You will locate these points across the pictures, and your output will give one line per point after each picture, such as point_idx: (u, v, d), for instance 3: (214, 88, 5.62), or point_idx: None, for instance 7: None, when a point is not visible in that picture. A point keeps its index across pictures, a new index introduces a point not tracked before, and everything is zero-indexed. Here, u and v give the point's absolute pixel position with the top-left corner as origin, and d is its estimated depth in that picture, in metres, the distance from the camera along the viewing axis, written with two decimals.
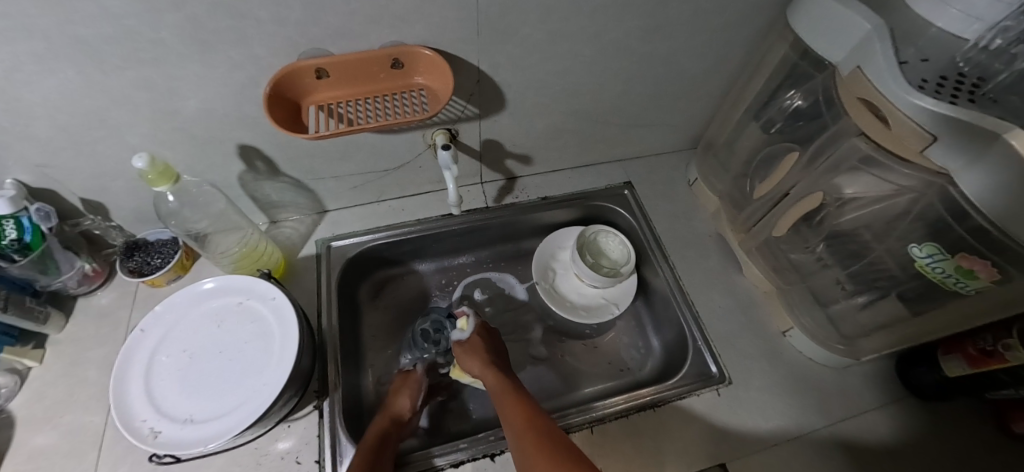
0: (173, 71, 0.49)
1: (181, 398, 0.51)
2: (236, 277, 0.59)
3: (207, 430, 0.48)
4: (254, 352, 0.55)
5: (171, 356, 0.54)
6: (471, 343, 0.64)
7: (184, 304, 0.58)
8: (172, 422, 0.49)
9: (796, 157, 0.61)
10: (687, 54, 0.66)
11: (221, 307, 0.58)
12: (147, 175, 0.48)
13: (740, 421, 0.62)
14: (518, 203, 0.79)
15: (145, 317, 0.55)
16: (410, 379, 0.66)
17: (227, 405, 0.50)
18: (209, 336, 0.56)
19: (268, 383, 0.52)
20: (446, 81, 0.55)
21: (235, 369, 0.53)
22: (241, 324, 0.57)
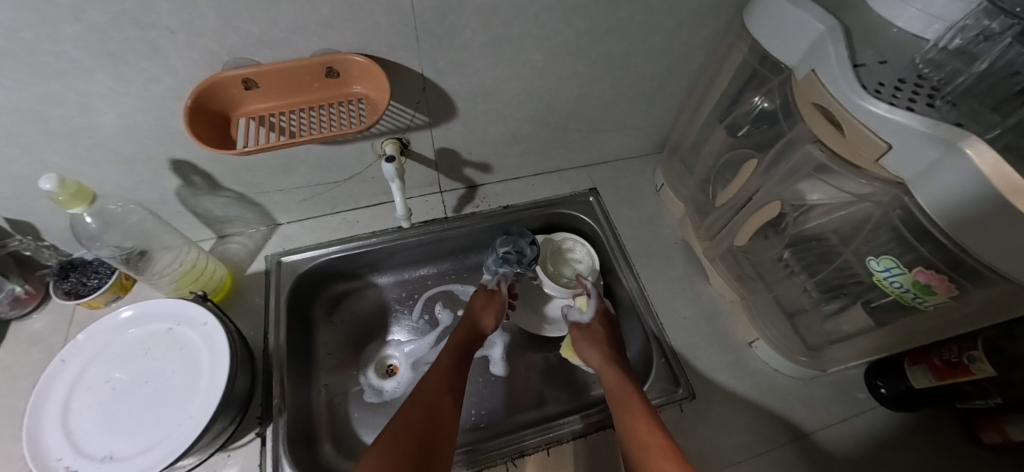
0: (84, 86, 0.46)
1: (100, 435, 0.48)
2: (166, 301, 0.56)
3: (124, 470, 0.45)
4: (182, 381, 0.52)
5: (94, 388, 0.51)
6: (592, 329, 0.65)
7: (110, 332, 0.55)
8: (89, 461, 0.46)
9: (756, 164, 0.59)
10: (645, 57, 0.64)
11: (149, 333, 0.55)
12: (58, 196, 0.46)
13: (703, 438, 0.60)
14: (479, 212, 0.76)
15: (65, 347, 0.52)
16: (496, 300, 0.70)
17: (149, 441, 0.47)
18: (136, 365, 0.53)
19: (193, 416, 0.49)
20: (384, 89, 0.52)
21: (161, 400, 0.50)
22: (169, 351, 0.54)
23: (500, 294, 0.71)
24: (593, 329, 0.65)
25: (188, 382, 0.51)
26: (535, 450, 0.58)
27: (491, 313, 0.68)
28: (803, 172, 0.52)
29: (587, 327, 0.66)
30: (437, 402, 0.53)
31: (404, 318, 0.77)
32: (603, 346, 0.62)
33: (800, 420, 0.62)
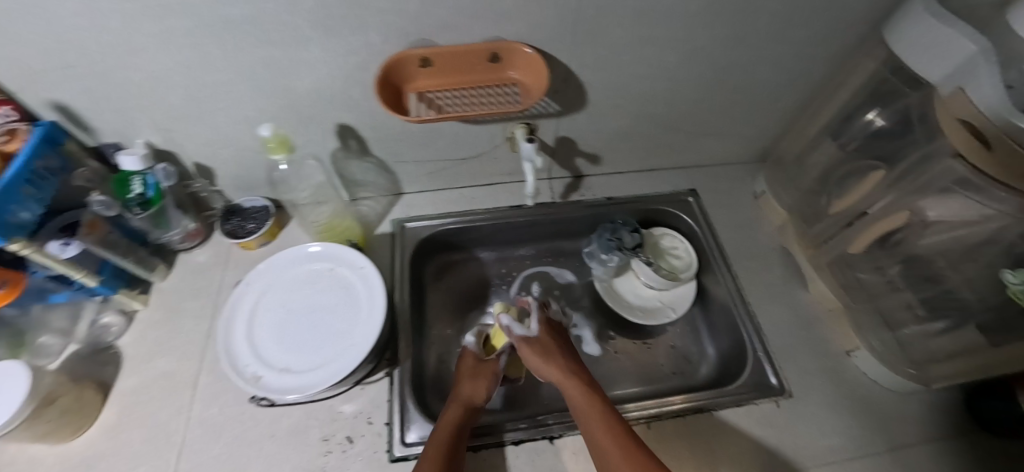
0: (295, 53, 0.54)
1: (277, 350, 0.56)
2: (329, 245, 0.64)
3: (301, 380, 0.54)
4: (342, 315, 0.60)
5: (270, 310, 0.60)
6: (543, 341, 0.64)
7: (281, 265, 0.64)
8: (270, 370, 0.54)
9: (882, 175, 0.61)
10: (770, 66, 0.67)
11: (313, 271, 0.64)
12: (269, 143, 0.54)
13: (795, 435, 0.61)
14: (584, 201, 0.81)
15: (249, 273, 0.62)
16: (487, 366, 0.64)
17: (319, 360, 0.56)
18: (302, 296, 0.62)
19: (356, 344, 0.56)
20: (543, 81, 0.59)
21: (326, 328, 0.59)
22: (330, 288, 0.62)
23: (494, 361, 0.66)
24: (545, 343, 0.64)
25: (348, 316, 0.59)
26: (636, 423, 0.63)
27: (546, 342, 0.64)
28: (935, 186, 0.54)
29: (540, 341, 0.64)
30: (460, 429, 0.54)
31: (502, 292, 0.83)
32: (562, 354, 0.62)
33: (900, 433, 0.61)
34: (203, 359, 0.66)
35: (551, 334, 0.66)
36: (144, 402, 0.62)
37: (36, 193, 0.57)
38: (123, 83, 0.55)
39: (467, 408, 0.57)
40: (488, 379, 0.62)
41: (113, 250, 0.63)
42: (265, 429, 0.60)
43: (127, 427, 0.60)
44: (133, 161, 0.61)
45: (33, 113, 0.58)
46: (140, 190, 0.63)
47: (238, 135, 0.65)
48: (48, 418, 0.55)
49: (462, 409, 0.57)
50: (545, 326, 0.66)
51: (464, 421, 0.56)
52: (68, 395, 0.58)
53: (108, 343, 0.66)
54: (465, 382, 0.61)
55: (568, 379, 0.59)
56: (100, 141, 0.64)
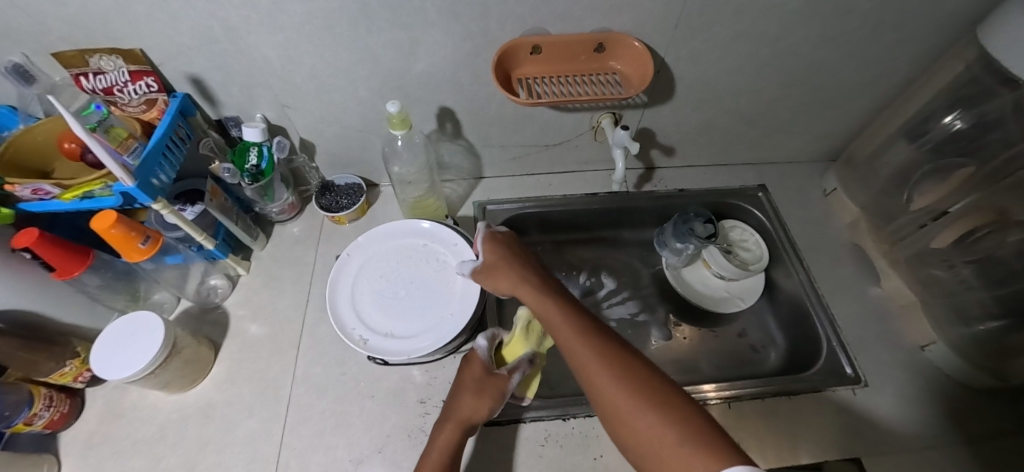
0: (419, 36, 0.58)
1: (379, 316, 0.60)
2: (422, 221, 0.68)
3: (406, 345, 0.57)
4: (437, 287, 0.64)
5: (370, 279, 0.64)
6: (489, 259, 0.59)
7: (377, 238, 0.67)
8: (376, 334, 0.58)
9: (971, 173, 0.64)
10: (854, 67, 0.69)
11: (407, 245, 0.67)
12: (392, 119, 0.57)
13: (872, 421, 0.63)
14: (657, 191, 0.85)
15: (351, 243, 0.65)
16: (495, 381, 0.57)
17: (420, 327, 0.59)
18: (399, 267, 0.65)
19: (453, 314, 0.60)
20: (645, 71, 0.61)
21: (422, 298, 0.62)
22: (425, 262, 0.66)
23: (505, 377, 0.58)
24: (489, 262, 0.59)
25: (444, 289, 0.63)
26: (716, 402, 0.65)
27: (490, 259, 0.59)
28: None
29: (485, 262, 0.59)
30: (451, 453, 0.51)
31: (572, 276, 0.86)
32: (513, 270, 0.57)
33: (980, 425, 0.63)
34: (304, 322, 0.70)
35: (502, 250, 0.60)
36: (251, 359, 0.66)
37: (170, 159, 0.61)
38: (256, 59, 0.60)
39: (461, 426, 0.53)
40: (494, 391, 0.56)
41: (228, 216, 0.68)
42: (366, 389, 0.64)
43: (236, 382, 0.64)
44: (254, 134, 0.65)
45: (170, 85, 0.63)
46: (256, 161, 0.66)
47: (346, 113, 0.69)
48: (174, 367, 0.59)
49: (456, 430, 0.52)
50: (485, 242, 0.61)
51: (458, 443, 0.52)
52: (190, 346, 0.62)
53: (215, 304, 0.71)
54: (466, 396, 0.55)
55: (554, 316, 0.51)
56: (222, 115, 0.69)
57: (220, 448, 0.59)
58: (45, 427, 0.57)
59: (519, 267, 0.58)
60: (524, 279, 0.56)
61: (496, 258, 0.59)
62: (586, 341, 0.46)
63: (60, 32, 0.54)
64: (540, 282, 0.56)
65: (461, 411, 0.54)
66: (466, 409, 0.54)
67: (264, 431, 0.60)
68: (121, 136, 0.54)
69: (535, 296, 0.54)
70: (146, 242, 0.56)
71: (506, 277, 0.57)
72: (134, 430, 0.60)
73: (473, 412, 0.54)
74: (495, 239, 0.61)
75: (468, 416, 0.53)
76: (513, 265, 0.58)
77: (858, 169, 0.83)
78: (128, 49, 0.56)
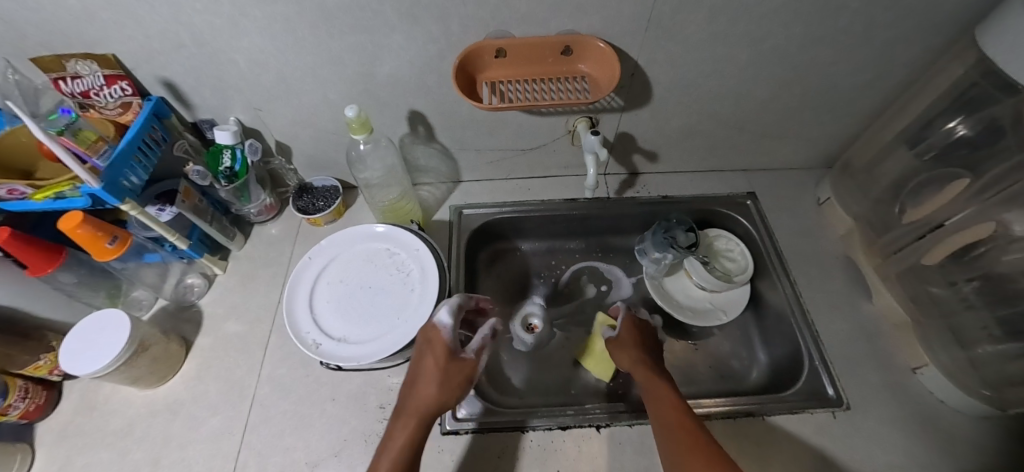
0: (380, 40, 0.58)
1: (335, 321, 0.60)
2: (385, 226, 0.68)
3: (357, 350, 0.57)
4: (395, 292, 0.63)
5: (331, 283, 0.64)
6: (623, 336, 0.64)
7: (341, 243, 0.68)
8: (329, 339, 0.58)
9: (966, 184, 0.59)
10: (845, 69, 0.65)
11: (370, 250, 0.68)
12: (351, 124, 0.57)
13: (853, 447, 0.60)
14: (639, 197, 0.83)
15: (313, 247, 0.66)
16: (461, 366, 0.53)
17: (374, 333, 0.59)
18: (359, 271, 0.65)
19: (408, 319, 0.60)
20: (614, 74, 0.59)
21: (379, 303, 0.62)
22: (385, 266, 0.66)
23: (472, 360, 0.54)
24: (624, 339, 0.64)
25: (402, 294, 0.63)
26: None
27: (628, 340, 0.64)
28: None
29: (618, 338, 0.65)
30: (413, 444, 0.49)
31: (550, 282, 0.84)
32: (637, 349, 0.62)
33: (973, 456, 0.58)
34: (274, 323, 0.70)
35: (638, 337, 0.64)
36: (220, 358, 0.67)
37: (143, 161, 0.63)
38: (224, 63, 0.60)
39: (421, 421, 0.50)
40: (458, 378, 0.52)
41: (202, 216, 0.69)
42: (327, 392, 0.64)
43: (204, 379, 0.65)
44: (226, 137, 0.66)
45: (144, 89, 0.64)
46: (229, 163, 0.68)
47: (318, 115, 0.69)
48: (142, 364, 0.61)
49: (416, 421, 0.50)
50: (631, 323, 0.66)
51: (418, 439, 0.49)
52: (159, 343, 0.63)
53: (190, 302, 0.72)
54: (430, 385, 0.51)
55: (657, 398, 0.55)
56: (197, 117, 0.70)
57: (183, 445, 0.60)
58: (21, 417, 0.59)
59: (643, 353, 0.62)
60: (645, 360, 0.60)
61: (633, 339, 0.64)
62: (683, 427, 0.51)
63: (35, 37, 0.56)
64: (651, 365, 0.60)
65: (420, 397, 0.51)
66: (425, 399, 0.50)
67: (226, 430, 0.61)
68: (89, 139, 0.56)
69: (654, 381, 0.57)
70: (113, 241, 0.58)
71: (632, 360, 0.61)
72: (105, 423, 0.62)
73: (435, 406, 0.50)
74: (636, 321, 0.67)
75: (429, 412, 0.50)
76: (637, 350, 0.62)
77: (855, 177, 0.78)
78: (101, 55, 0.58)
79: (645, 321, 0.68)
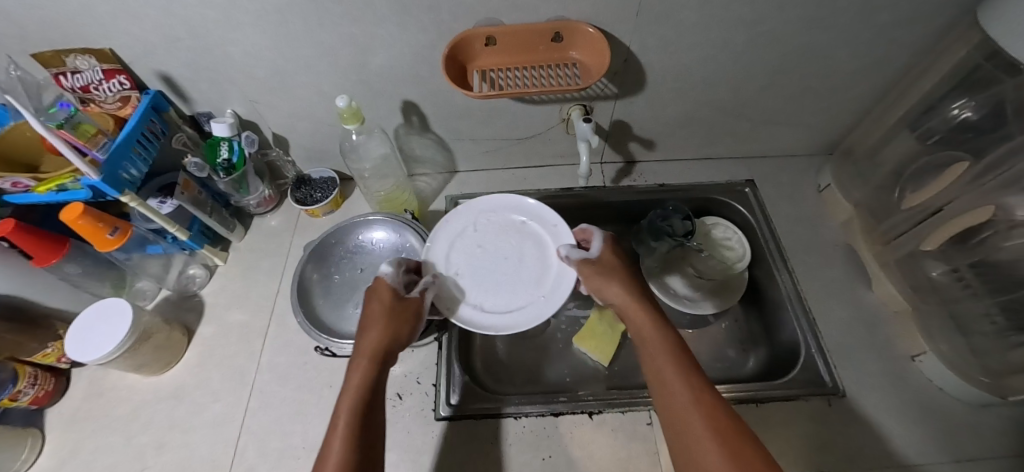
0: (371, 30, 0.57)
1: (472, 288, 0.61)
2: (531, 200, 0.67)
3: (494, 319, 0.59)
4: (529, 264, 0.64)
5: (462, 246, 0.64)
6: (606, 264, 0.57)
7: (474, 208, 0.68)
8: (463, 305, 0.60)
9: (966, 167, 0.57)
10: (845, 52, 0.63)
11: (507, 220, 0.67)
12: (342, 114, 0.58)
13: (849, 435, 0.59)
14: (636, 186, 0.82)
15: (453, 211, 0.66)
16: (406, 305, 0.52)
17: (514, 305, 0.61)
18: (486, 240, 0.65)
19: (545, 294, 0.61)
20: (604, 59, 0.59)
21: (515, 275, 0.63)
22: (517, 242, 0.66)
23: (416, 300, 0.53)
24: (607, 266, 0.57)
25: (530, 271, 0.63)
26: None
27: (608, 267, 0.57)
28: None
29: (599, 265, 0.57)
30: (373, 389, 0.44)
31: None
32: (623, 280, 0.55)
33: (971, 444, 0.57)
34: (272, 313, 0.72)
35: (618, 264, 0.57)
36: (220, 347, 0.69)
37: (143, 153, 0.64)
38: (218, 56, 0.61)
39: (377, 363, 0.46)
40: (405, 316, 0.51)
41: (201, 208, 0.70)
42: (325, 379, 0.65)
43: (206, 367, 0.67)
44: (223, 129, 0.67)
45: (142, 83, 0.65)
46: (226, 155, 0.69)
47: (313, 107, 0.70)
48: (144, 351, 0.62)
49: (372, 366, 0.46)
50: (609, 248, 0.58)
51: (376, 377, 0.45)
52: (161, 332, 0.65)
53: (193, 292, 0.73)
54: (375, 328, 0.48)
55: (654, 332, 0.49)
56: (195, 110, 0.71)
57: (185, 430, 0.62)
58: (31, 403, 0.61)
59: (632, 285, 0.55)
60: (636, 296, 0.53)
61: (615, 266, 0.57)
62: (678, 366, 0.45)
63: (37, 34, 0.57)
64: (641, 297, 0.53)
65: (365, 350, 0.47)
66: (372, 342, 0.47)
67: (228, 415, 0.62)
68: (89, 132, 0.57)
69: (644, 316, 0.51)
70: (113, 232, 0.59)
71: (620, 291, 0.54)
72: (111, 409, 0.64)
73: (386, 346, 0.48)
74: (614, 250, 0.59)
75: (382, 351, 0.47)
76: (621, 277, 0.55)
77: (856, 164, 0.76)
78: (97, 48, 0.59)
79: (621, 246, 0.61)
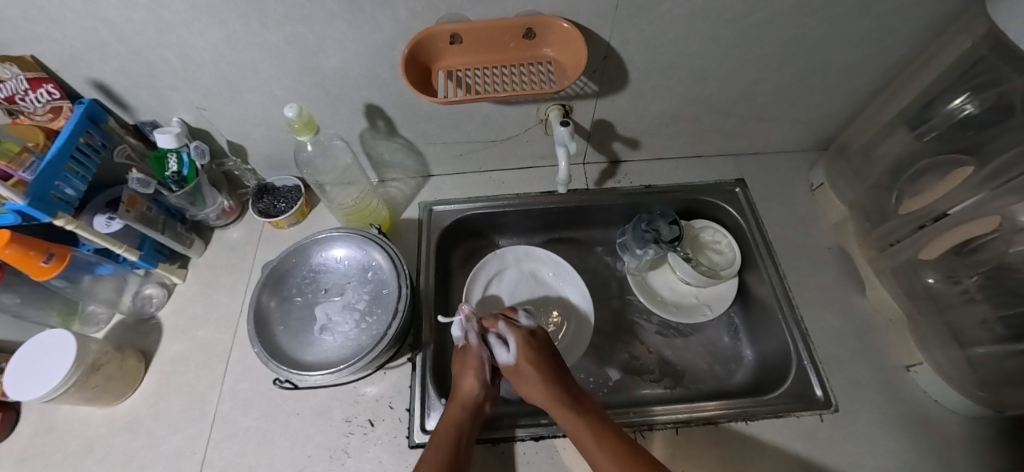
0: (320, 29, 0.51)
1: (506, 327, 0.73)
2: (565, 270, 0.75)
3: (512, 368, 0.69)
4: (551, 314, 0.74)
5: (512, 285, 0.76)
6: (519, 365, 0.59)
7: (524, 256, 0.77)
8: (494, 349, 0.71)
9: (970, 172, 0.54)
10: (843, 42, 0.58)
11: (547, 275, 0.76)
12: (294, 124, 0.52)
13: (842, 452, 0.56)
14: (620, 188, 0.78)
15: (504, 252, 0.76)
16: (473, 355, 0.61)
17: None
18: (529, 288, 0.76)
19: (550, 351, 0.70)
20: (580, 57, 0.53)
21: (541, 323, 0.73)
22: (549, 295, 0.75)
23: (477, 347, 0.61)
24: (521, 367, 0.59)
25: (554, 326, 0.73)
26: (663, 427, 0.59)
27: (523, 367, 0.59)
28: None
29: (517, 365, 0.59)
30: (462, 429, 0.53)
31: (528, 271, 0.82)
32: (539, 371, 0.58)
33: (968, 459, 0.55)
34: (235, 334, 0.68)
35: (534, 352, 0.60)
36: (180, 373, 0.65)
37: (82, 170, 0.58)
38: (154, 61, 0.54)
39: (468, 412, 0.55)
40: (478, 362, 0.60)
41: (152, 227, 0.65)
42: (291, 406, 0.61)
43: (165, 396, 0.63)
44: (168, 141, 0.61)
45: (73, 91, 0.58)
46: (176, 168, 0.64)
47: (268, 114, 0.64)
48: (93, 384, 0.58)
49: (462, 411, 0.55)
50: (523, 347, 0.60)
51: (467, 421, 0.54)
52: (113, 361, 0.61)
53: (149, 315, 0.69)
54: (465, 378, 0.58)
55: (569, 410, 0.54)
56: (137, 119, 0.65)
57: (142, 464, 0.58)
58: None
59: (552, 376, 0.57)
60: (549, 385, 0.56)
61: (531, 365, 0.58)
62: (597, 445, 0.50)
63: None
64: (557, 390, 0.56)
65: (460, 394, 0.56)
66: (466, 391, 0.57)
67: (188, 449, 0.59)
68: (12, 151, 0.51)
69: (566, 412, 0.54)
70: (48, 259, 0.56)
71: (540, 388, 0.56)
72: (63, 444, 0.60)
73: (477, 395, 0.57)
74: (529, 344, 0.60)
75: (473, 398, 0.56)
76: (535, 372, 0.58)
77: (850, 161, 0.73)
78: (17, 55, 0.51)
79: (544, 334, 0.63)
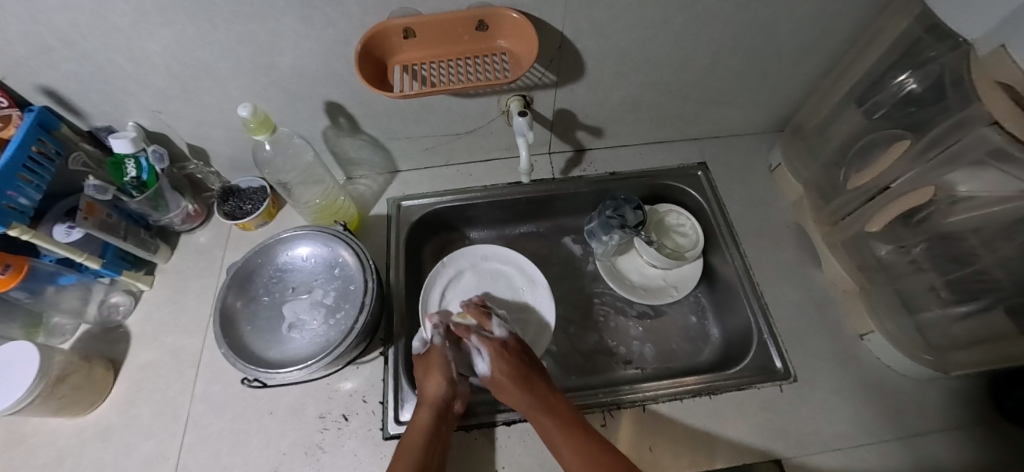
0: (271, 26, 0.51)
1: None
2: (513, 261, 0.75)
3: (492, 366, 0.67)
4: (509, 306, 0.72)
5: (462, 290, 0.73)
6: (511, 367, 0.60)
7: (468, 257, 0.75)
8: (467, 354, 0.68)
9: (907, 147, 0.55)
10: (789, 25, 0.60)
11: (494, 271, 0.75)
12: (249, 123, 0.52)
13: (800, 419, 0.59)
14: (586, 176, 0.79)
15: (446, 257, 0.74)
16: (436, 357, 0.60)
17: None
18: (479, 288, 0.74)
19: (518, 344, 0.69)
20: (532, 47, 0.54)
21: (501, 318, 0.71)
22: (502, 287, 0.74)
23: (438, 348, 0.61)
24: (512, 369, 0.60)
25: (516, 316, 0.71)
26: (631, 406, 0.61)
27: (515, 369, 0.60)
28: (965, 158, 0.48)
29: (494, 379, 0.58)
30: (431, 432, 0.53)
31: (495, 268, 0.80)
32: (521, 384, 0.56)
33: (915, 418, 0.58)
34: (206, 338, 0.67)
35: (510, 365, 0.58)
36: (151, 380, 0.64)
37: (35, 179, 0.57)
38: (104, 65, 0.54)
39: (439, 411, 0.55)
40: (442, 361, 0.60)
41: (113, 233, 0.65)
42: (265, 406, 0.61)
43: (137, 403, 0.63)
44: (124, 145, 0.60)
45: (21, 98, 0.57)
46: (134, 173, 0.63)
47: (228, 115, 0.64)
48: (60, 394, 0.57)
49: (431, 411, 0.54)
50: (499, 360, 0.59)
51: (436, 422, 0.54)
52: (79, 370, 0.60)
53: (117, 323, 0.68)
54: (429, 379, 0.57)
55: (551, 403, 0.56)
56: (92, 125, 0.64)
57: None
58: None
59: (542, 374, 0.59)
60: (533, 394, 0.55)
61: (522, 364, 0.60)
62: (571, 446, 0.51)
63: None
64: (542, 398, 0.55)
65: (427, 396, 0.56)
66: (434, 391, 0.56)
67: (162, 454, 0.59)
68: None
69: (543, 416, 0.54)
70: (6, 270, 0.55)
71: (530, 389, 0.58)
72: (32, 457, 0.59)
73: (445, 393, 0.56)
74: (502, 355, 0.59)
75: (443, 397, 0.56)
76: (517, 384, 0.56)
77: (806, 141, 0.75)
78: None
79: (518, 343, 0.62)
